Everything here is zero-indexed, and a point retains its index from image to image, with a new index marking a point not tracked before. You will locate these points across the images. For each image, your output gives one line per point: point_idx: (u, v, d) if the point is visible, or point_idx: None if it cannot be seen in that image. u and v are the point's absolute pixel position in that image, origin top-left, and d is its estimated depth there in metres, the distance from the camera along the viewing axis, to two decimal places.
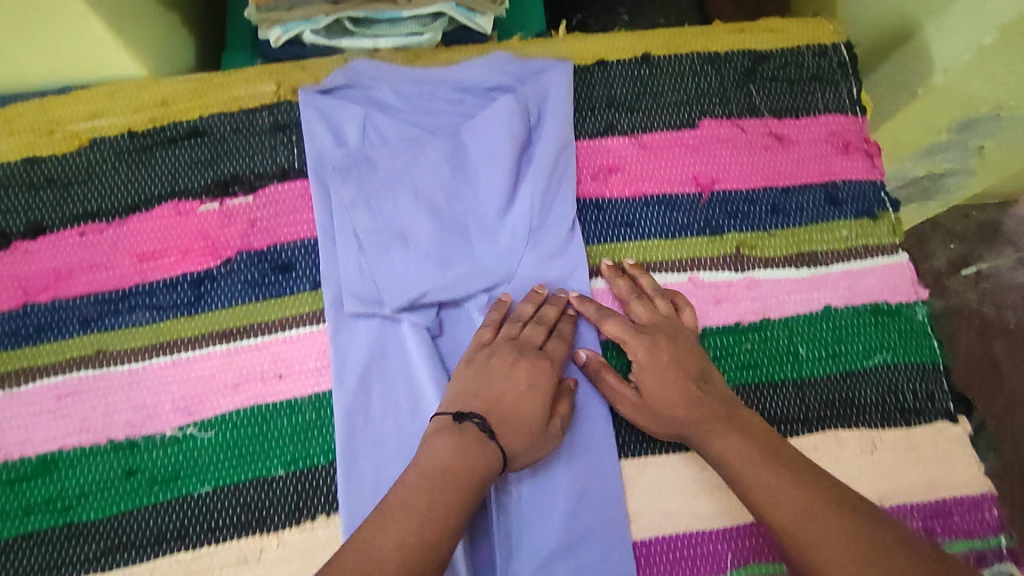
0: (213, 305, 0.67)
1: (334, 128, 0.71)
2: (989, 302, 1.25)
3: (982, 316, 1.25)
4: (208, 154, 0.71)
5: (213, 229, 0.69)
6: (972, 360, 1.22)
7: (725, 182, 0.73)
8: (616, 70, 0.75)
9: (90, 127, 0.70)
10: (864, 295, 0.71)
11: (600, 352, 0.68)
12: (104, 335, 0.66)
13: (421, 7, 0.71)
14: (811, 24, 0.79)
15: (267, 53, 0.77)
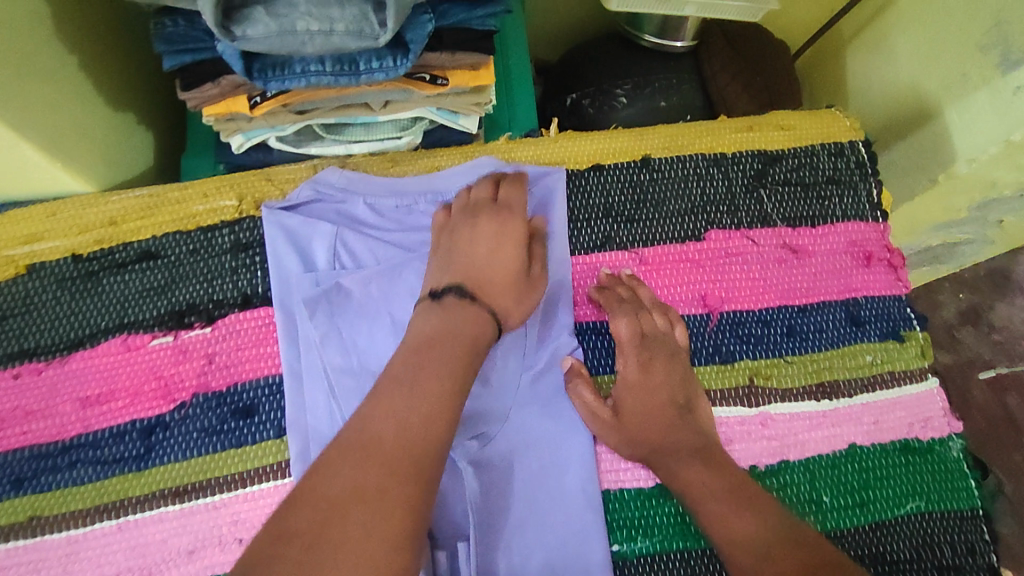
0: (166, 457, 0.59)
1: (302, 251, 0.65)
2: (1003, 354, 1.13)
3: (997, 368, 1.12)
4: (161, 280, 0.64)
5: (166, 367, 0.61)
6: (985, 419, 1.10)
7: (736, 301, 0.66)
8: (613, 175, 0.69)
9: (29, 252, 0.64)
10: (892, 430, 0.64)
11: (600, 505, 0.60)
12: (39, 497, 0.58)
13: (398, 113, 0.65)
14: (826, 119, 0.73)
15: (231, 159, 0.71)
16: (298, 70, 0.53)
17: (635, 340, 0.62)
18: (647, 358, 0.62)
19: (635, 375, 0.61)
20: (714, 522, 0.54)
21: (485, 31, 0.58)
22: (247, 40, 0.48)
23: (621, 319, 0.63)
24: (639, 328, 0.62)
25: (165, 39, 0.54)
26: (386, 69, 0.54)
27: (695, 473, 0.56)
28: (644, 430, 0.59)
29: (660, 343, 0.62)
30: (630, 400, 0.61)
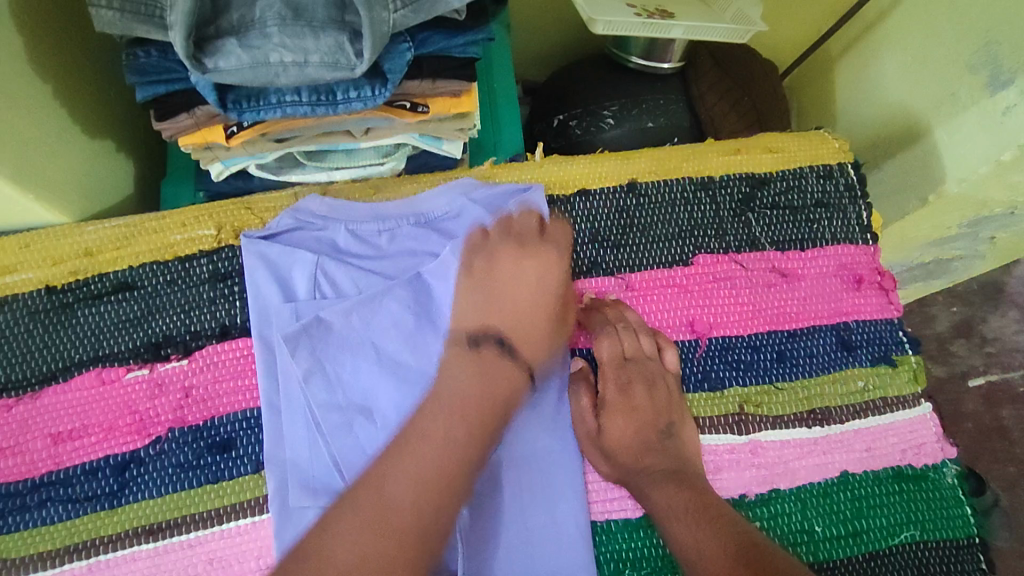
0: (139, 494, 0.57)
1: (281, 280, 0.63)
2: (995, 366, 1.12)
3: (990, 381, 1.11)
4: (138, 311, 0.63)
5: (141, 401, 0.60)
6: (979, 431, 1.08)
7: (725, 327, 0.65)
8: (599, 199, 0.68)
9: (1, 285, 0.62)
10: (885, 457, 0.62)
11: (589, 537, 0.58)
12: (5, 539, 0.56)
13: (380, 140, 0.65)
14: (814, 141, 0.73)
15: (209, 187, 0.70)
16: (274, 100, 0.53)
17: (615, 362, 0.63)
18: (627, 381, 0.62)
19: (615, 398, 0.62)
20: (678, 541, 0.52)
21: (466, 59, 0.57)
22: (219, 72, 0.48)
23: (601, 341, 0.63)
24: (619, 352, 0.62)
25: (137, 70, 0.52)
26: (364, 98, 0.54)
27: (671, 489, 0.55)
28: (625, 451, 0.60)
29: (643, 367, 0.62)
30: (612, 422, 0.61)
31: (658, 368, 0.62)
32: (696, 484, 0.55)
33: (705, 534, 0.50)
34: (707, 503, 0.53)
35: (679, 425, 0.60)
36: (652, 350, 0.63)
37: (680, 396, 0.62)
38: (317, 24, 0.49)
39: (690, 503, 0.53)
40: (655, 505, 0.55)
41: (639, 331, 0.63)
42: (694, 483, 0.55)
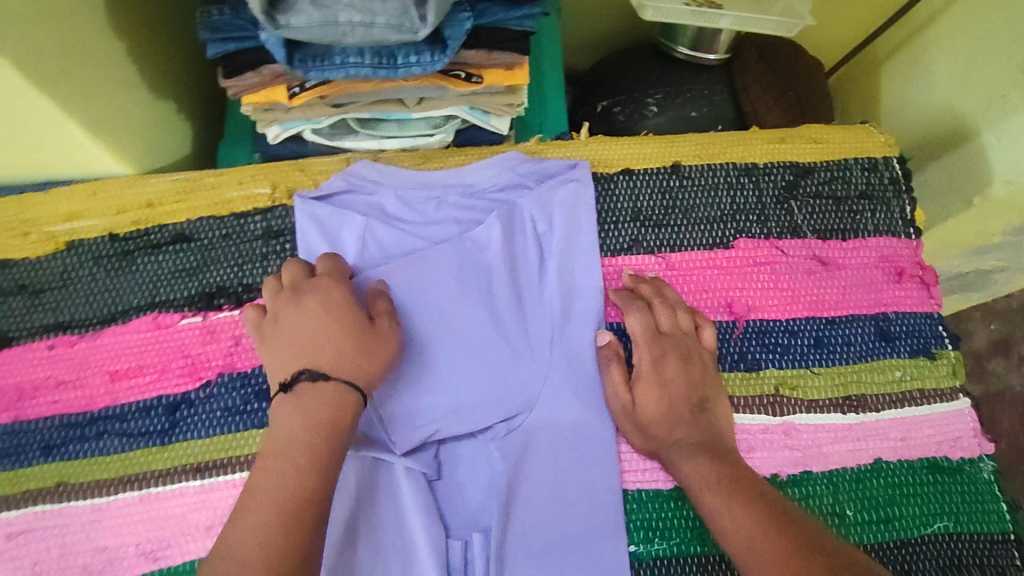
0: (188, 434, 0.60)
1: (332, 240, 0.66)
2: None
3: None
4: (194, 262, 0.65)
5: (194, 346, 0.63)
6: (1012, 449, 1.06)
7: (763, 311, 0.66)
8: (643, 179, 0.69)
9: (68, 230, 0.65)
10: (919, 448, 0.62)
11: (619, 503, 0.60)
12: (64, 466, 0.59)
13: (431, 111, 0.67)
14: (860, 134, 0.73)
15: (266, 150, 0.73)
16: (338, 61, 0.55)
17: (649, 335, 0.63)
18: (662, 353, 0.62)
19: (649, 370, 0.62)
20: (711, 512, 0.53)
21: (523, 31, 0.59)
22: (291, 28, 0.50)
23: (633, 314, 0.63)
24: (654, 326, 0.63)
25: (210, 27, 0.55)
26: (423, 63, 0.55)
27: (705, 462, 0.55)
28: (657, 422, 0.60)
29: (678, 341, 0.62)
30: (644, 395, 0.61)
31: (694, 343, 0.63)
32: (728, 457, 0.56)
33: (735, 506, 0.51)
34: (740, 478, 0.53)
35: (712, 402, 0.60)
36: (689, 327, 0.64)
37: (716, 374, 0.63)
38: None
39: (721, 476, 0.54)
40: (686, 476, 0.56)
41: (676, 308, 0.64)
42: (726, 456, 0.56)
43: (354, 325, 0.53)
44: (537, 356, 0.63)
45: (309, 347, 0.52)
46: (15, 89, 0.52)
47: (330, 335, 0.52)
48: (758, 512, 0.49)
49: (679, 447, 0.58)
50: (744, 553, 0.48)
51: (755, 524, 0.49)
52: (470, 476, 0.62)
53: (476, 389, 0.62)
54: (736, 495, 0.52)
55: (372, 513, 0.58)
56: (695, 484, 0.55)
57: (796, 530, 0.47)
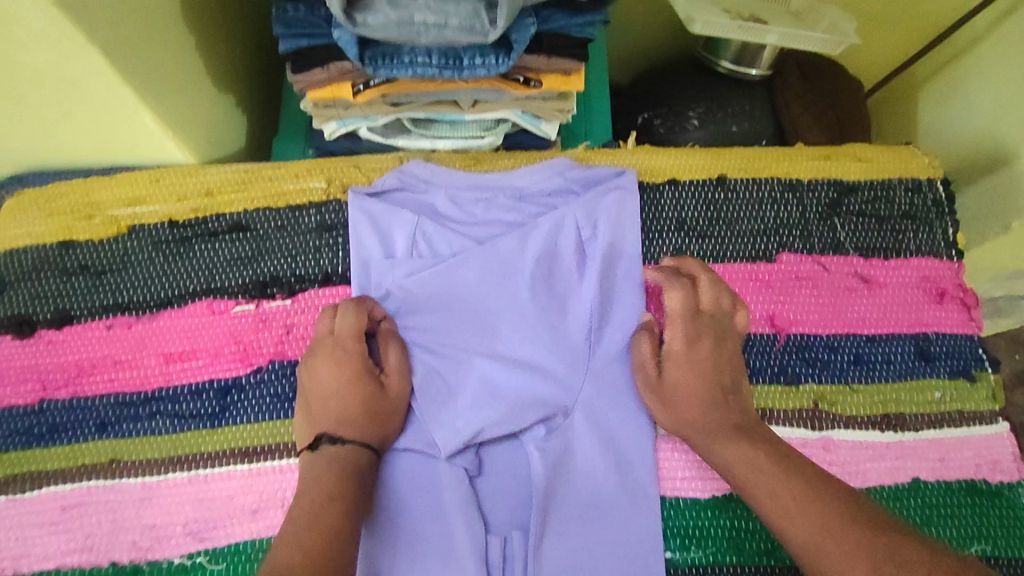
0: (238, 418, 0.62)
1: (381, 236, 0.67)
2: None
3: None
4: (249, 251, 0.67)
5: (246, 333, 0.64)
6: None
7: (803, 325, 0.67)
8: (688, 190, 0.71)
9: (130, 214, 0.67)
10: (957, 468, 0.63)
11: (656, 508, 0.61)
12: (119, 443, 0.61)
13: (485, 113, 0.68)
14: (904, 155, 0.73)
15: (321, 145, 0.75)
16: (407, 60, 0.57)
17: (683, 316, 0.63)
18: (697, 333, 0.62)
19: (683, 350, 0.62)
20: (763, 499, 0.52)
21: (583, 39, 0.60)
22: (367, 27, 0.52)
23: (673, 292, 0.63)
24: (693, 303, 0.63)
25: (284, 23, 0.57)
26: (488, 65, 0.57)
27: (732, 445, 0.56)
28: (687, 386, 0.60)
29: (712, 322, 0.63)
30: (675, 375, 0.61)
31: (731, 328, 0.64)
32: (779, 445, 0.56)
33: (794, 491, 0.51)
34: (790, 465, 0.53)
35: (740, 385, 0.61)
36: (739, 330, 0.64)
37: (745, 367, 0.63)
38: None
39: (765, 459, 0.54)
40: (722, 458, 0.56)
41: (720, 287, 0.64)
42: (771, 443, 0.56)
43: (361, 384, 0.58)
44: (575, 359, 0.64)
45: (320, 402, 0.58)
46: (99, 74, 0.54)
47: (337, 396, 0.58)
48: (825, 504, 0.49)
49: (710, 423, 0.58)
50: (811, 535, 0.48)
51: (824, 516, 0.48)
52: (508, 476, 0.62)
53: (514, 391, 0.63)
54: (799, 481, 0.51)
55: (414, 506, 0.59)
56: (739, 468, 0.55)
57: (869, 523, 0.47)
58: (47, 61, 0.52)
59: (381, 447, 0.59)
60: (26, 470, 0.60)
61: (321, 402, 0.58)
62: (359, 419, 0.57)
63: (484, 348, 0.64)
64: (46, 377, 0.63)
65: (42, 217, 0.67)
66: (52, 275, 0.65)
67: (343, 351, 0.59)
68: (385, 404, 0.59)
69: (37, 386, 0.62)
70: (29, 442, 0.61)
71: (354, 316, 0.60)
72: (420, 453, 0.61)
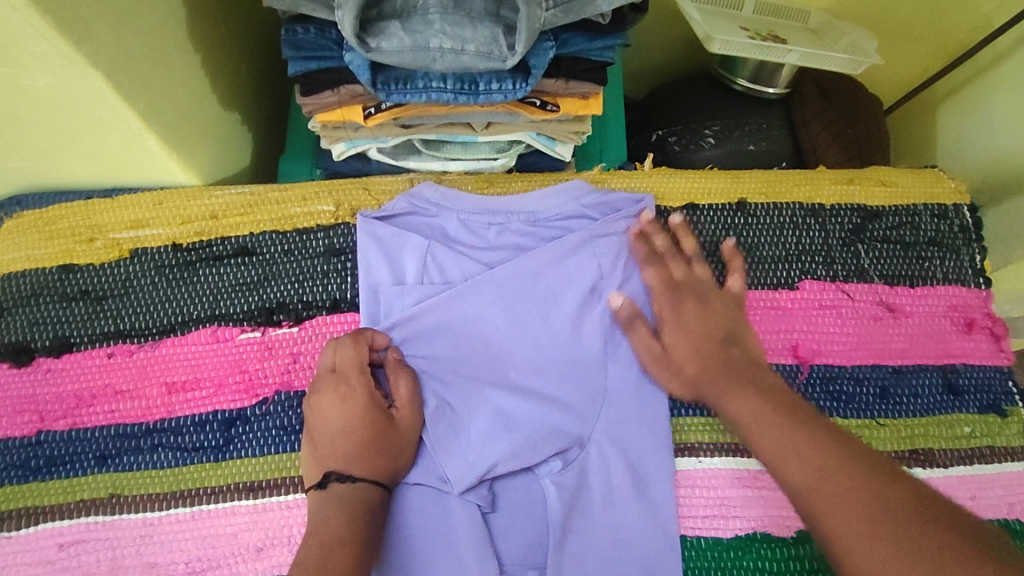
0: (243, 451, 0.59)
1: (392, 261, 0.64)
2: None
3: None
4: (255, 276, 0.65)
5: (251, 362, 0.62)
6: None
7: (828, 356, 0.64)
8: (707, 215, 0.69)
9: (133, 238, 0.65)
10: (989, 508, 0.60)
11: (677, 547, 0.58)
12: (119, 476, 0.59)
13: (498, 135, 0.66)
14: (929, 179, 0.71)
15: (329, 166, 0.73)
16: (420, 85, 0.55)
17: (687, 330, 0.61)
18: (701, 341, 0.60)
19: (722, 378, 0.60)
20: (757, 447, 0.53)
21: (602, 62, 0.58)
22: (381, 52, 0.50)
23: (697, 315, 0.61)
24: (668, 277, 0.64)
25: (294, 45, 0.55)
26: (505, 91, 0.55)
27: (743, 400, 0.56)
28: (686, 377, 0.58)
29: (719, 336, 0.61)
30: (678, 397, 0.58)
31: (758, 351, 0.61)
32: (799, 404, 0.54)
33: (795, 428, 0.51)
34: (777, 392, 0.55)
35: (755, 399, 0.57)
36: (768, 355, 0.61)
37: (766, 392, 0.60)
38: (475, 16, 0.51)
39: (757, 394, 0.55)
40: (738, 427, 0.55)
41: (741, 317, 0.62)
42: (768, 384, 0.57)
43: (369, 415, 0.56)
44: (592, 390, 0.61)
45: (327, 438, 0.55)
46: (103, 98, 0.52)
47: (344, 429, 0.55)
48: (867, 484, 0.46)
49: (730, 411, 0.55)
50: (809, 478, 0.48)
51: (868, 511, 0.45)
52: (523, 513, 0.60)
53: (530, 424, 0.60)
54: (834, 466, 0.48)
55: (424, 545, 0.57)
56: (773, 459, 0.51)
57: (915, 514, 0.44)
58: (47, 83, 0.50)
59: (393, 483, 0.56)
60: (22, 505, 0.58)
61: (328, 438, 0.55)
62: (367, 454, 0.54)
63: (498, 379, 0.62)
64: (44, 407, 0.61)
65: (42, 240, 0.65)
66: (51, 301, 0.63)
67: (347, 385, 0.57)
68: (394, 435, 0.56)
69: (35, 417, 0.60)
70: (25, 475, 0.59)
71: (354, 350, 0.58)
72: (431, 489, 0.58)
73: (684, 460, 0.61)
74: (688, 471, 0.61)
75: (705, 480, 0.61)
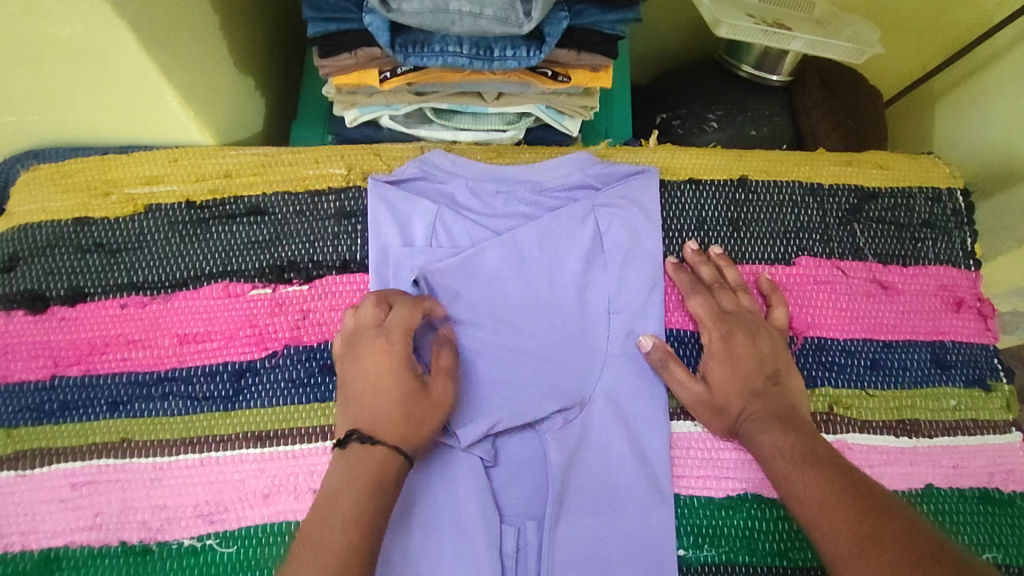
0: (253, 402, 0.61)
1: (401, 225, 0.66)
2: None
3: None
4: (267, 234, 0.66)
5: (262, 317, 0.64)
6: None
7: (822, 328, 0.66)
8: (709, 190, 0.70)
9: (147, 193, 0.67)
10: (971, 477, 0.63)
11: (672, 503, 0.60)
12: (130, 422, 0.60)
13: (508, 107, 0.68)
14: (925, 164, 0.74)
15: (341, 131, 0.75)
16: (437, 48, 0.56)
17: (713, 315, 0.64)
18: (728, 330, 0.63)
19: (718, 347, 0.62)
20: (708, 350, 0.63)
21: (614, 35, 0.60)
22: (402, 13, 0.52)
23: (695, 298, 0.65)
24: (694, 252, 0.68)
25: (315, 6, 0.58)
26: (519, 58, 0.57)
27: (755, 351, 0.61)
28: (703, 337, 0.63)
29: (741, 318, 0.64)
30: (715, 371, 0.62)
31: (757, 321, 0.64)
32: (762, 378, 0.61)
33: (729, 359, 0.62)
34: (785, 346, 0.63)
35: (782, 363, 0.62)
36: (749, 305, 0.65)
37: (784, 346, 0.63)
38: None
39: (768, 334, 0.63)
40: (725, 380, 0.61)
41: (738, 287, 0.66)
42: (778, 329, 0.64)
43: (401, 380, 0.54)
44: (591, 355, 0.63)
45: (361, 397, 0.55)
46: (126, 50, 0.54)
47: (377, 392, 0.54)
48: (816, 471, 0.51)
49: (762, 416, 0.58)
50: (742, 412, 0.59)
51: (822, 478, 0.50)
52: (525, 470, 0.61)
53: (534, 384, 0.62)
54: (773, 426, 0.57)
55: (426, 495, 0.58)
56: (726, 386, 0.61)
57: (960, 558, 0.41)
58: (73, 34, 0.51)
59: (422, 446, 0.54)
60: (36, 446, 0.59)
61: (359, 398, 0.54)
62: (395, 418, 0.53)
63: (502, 343, 0.63)
64: (58, 354, 0.62)
65: (59, 192, 0.66)
66: (66, 251, 0.65)
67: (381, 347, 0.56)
68: (419, 401, 0.55)
69: (50, 362, 0.62)
70: (39, 418, 0.60)
71: (376, 307, 0.57)
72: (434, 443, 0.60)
73: (680, 424, 0.63)
74: (681, 434, 0.63)
75: (699, 442, 0.62)
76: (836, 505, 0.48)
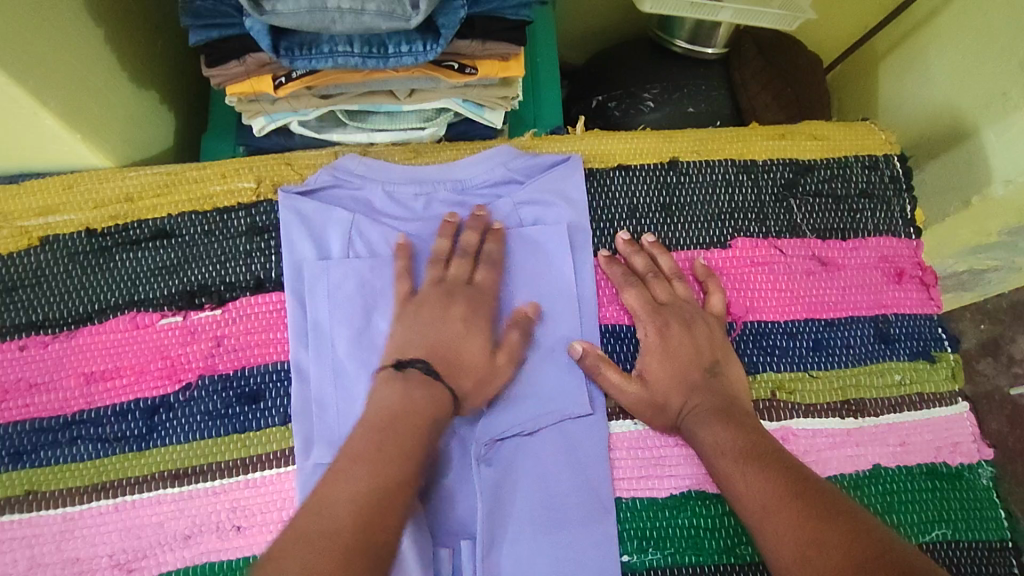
0: (168, 439, 0.58)
1: (315, 236, 0.62)
2: None
3: None
4: (174, 259, 0.63)
5: (174, 347, 0.60)
6: None
7: (762, 311, 0.64)
8: (639, 175, 0.67)
9: (43, 225, 0.63)
10: (918, 454, 0.62)
11: (611, 508, 0.58)
12: (35, 473, 0.57)
13: (422, 103, 0.64)
14: (861, 132, 0.71)
15: (251, 141, 0.70)
16: (326, 50, 0.53)
17: (648, 307, 0.62)
18: (664, 323, 0.61)
19: (656, 342, 0.60)
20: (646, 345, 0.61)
21: (518, 22, 0.57)
22: (277, 14, 0.48)
23: (629, 291, 0.62)
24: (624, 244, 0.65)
25: (193, 13, 0.53)
26: (416, 53, 0.53)
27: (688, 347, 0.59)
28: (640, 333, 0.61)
29: (678, 309, 0.61)
30: (654, 365, 0.59)
31: (694, 310, 0.62)
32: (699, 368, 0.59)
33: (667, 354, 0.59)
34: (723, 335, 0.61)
35: (719, 354, 0.60)
36: (685, 293, 0.63)
37: (722, 335, 0.61)
38: None
39: (704, 323, 0.61)
40: (660, 378, 0.59)
41: (674, 276, 0.64)
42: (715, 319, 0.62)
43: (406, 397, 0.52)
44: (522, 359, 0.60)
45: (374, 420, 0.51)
46: None
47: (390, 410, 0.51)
48: (756, 466, 0.49)
49: (707, 413, 0.55)
50: (687, 407, 0.57)
51: (762, 474, 0.48)
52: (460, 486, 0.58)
53: None
54: (716, 420, 0.54)
55: None
56: (664, 379, 0.59)
57: (903, 561, 0.39)
58: None
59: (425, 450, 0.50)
60: None
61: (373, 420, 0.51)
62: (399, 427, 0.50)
63: None
64: None
65: None
66: None
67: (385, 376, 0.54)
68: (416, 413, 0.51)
69: None
70: None
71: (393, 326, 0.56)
72: None
73: (619, 423, 0.61)
74: (620, 435, 0.60)
75: (638, 441, 0.60)
76: (778, 504, 0.46)
